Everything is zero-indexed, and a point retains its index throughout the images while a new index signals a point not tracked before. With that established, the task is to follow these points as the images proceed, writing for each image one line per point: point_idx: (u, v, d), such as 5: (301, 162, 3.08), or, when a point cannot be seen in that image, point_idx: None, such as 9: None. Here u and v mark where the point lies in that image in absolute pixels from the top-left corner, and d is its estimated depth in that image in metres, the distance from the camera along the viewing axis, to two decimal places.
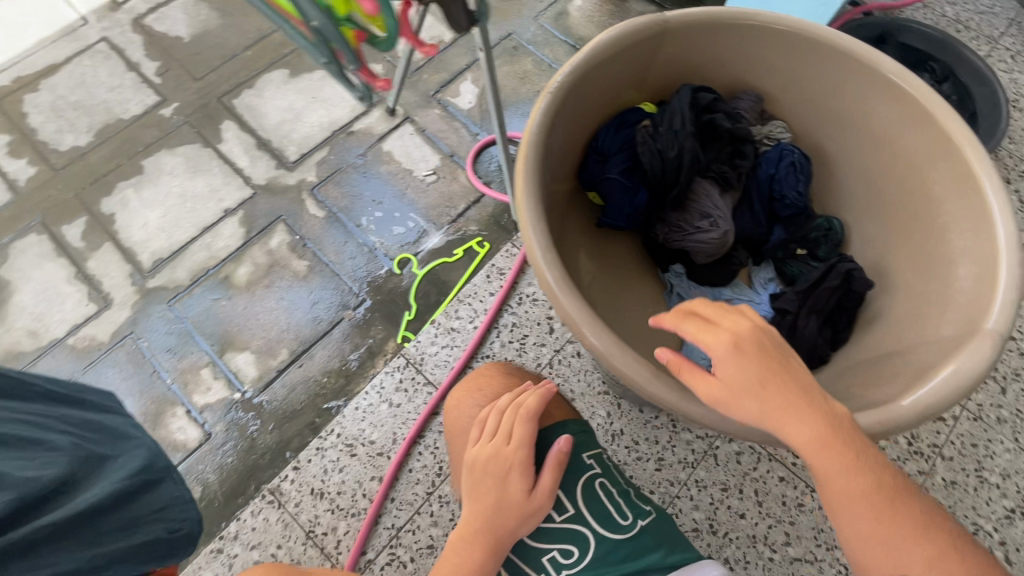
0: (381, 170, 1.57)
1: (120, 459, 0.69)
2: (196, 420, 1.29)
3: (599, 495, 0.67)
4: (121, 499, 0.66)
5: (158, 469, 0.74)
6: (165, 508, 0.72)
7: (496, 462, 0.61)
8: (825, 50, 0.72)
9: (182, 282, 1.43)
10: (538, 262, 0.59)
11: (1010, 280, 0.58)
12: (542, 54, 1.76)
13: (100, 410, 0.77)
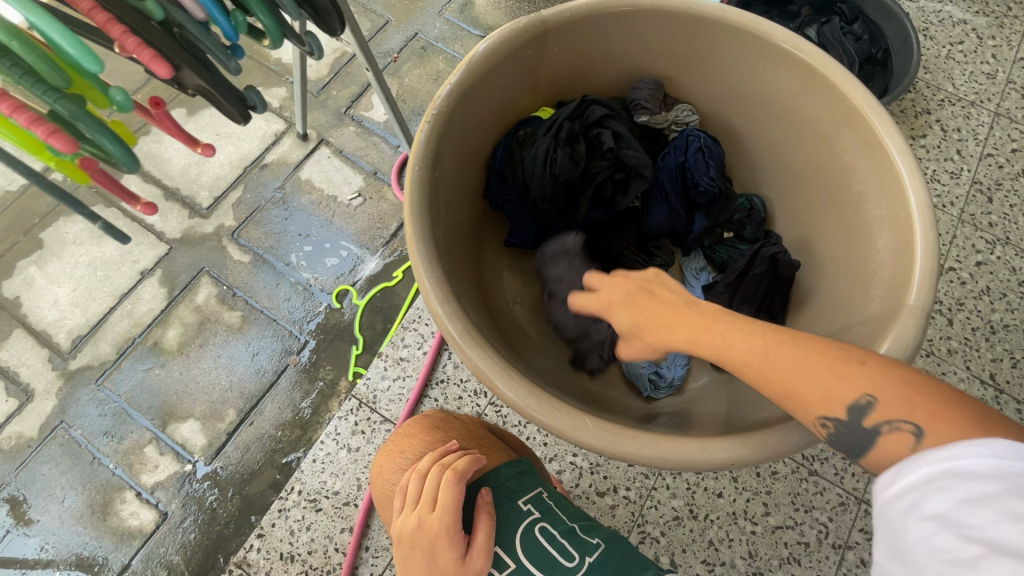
0: (303, 201, 1.48)
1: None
2: (148, 502, 1.22)
3: (540, 542, 0.66)
4: None
5: None
6: None
7: (424, 539, 0.62)
8: (712, 28, 0.69)
9: (107, 358, 1.33)
10: (439, 315, 0.55)
11: (928, 248, 0.56)
12: (453, 50, 1.68)
13: None
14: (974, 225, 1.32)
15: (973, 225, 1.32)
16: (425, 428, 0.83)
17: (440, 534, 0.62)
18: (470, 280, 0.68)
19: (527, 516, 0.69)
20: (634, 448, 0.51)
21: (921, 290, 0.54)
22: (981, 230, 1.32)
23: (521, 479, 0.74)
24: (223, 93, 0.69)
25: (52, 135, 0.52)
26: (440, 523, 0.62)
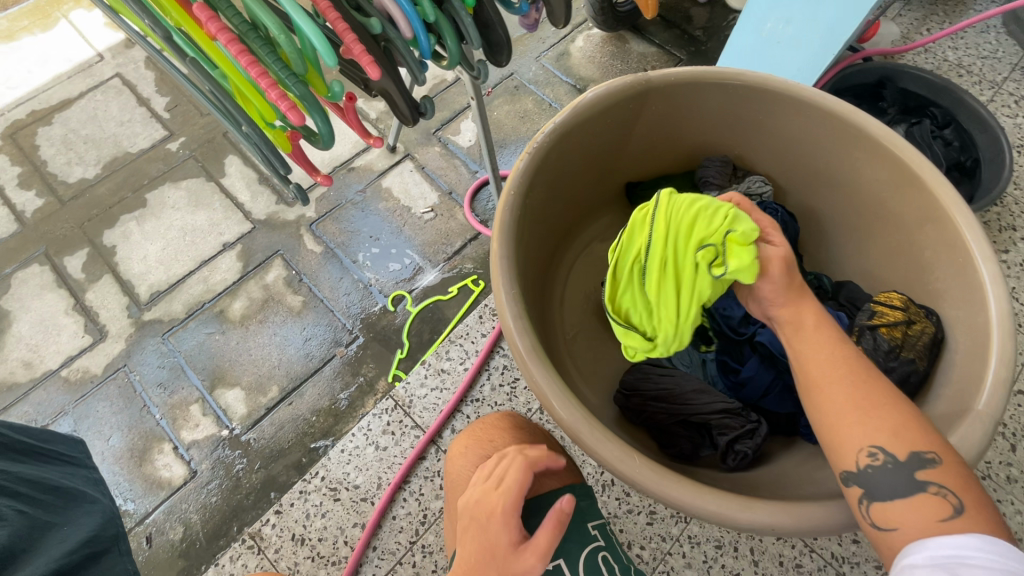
0: (379, 206, 1.58)
1: (68, 527, 0.72)
2: (182, 456, 1.29)
3: (600, 568, 0.68)
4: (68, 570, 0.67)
5: (106, 537, 0.76)
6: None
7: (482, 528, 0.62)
8: (808, 109, 0.72)
9: (177, 316, 1.44)
10: (508, 329, 0.58)
11: (1003, 356, 0.55)
12: (543, 93, 1.78)
13: (62, 462, 0.83)
14: None
15: None
16: (493, 425, 0.84)
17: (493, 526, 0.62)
18: (536, 305, 0.72)
19: (593, 540, 0.70)
20: (677, 490, 0.52)
21: (991, 399, 0.53)
22: None
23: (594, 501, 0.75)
24: (403, 102, 0.78)
25: (288, 113, 0.57)
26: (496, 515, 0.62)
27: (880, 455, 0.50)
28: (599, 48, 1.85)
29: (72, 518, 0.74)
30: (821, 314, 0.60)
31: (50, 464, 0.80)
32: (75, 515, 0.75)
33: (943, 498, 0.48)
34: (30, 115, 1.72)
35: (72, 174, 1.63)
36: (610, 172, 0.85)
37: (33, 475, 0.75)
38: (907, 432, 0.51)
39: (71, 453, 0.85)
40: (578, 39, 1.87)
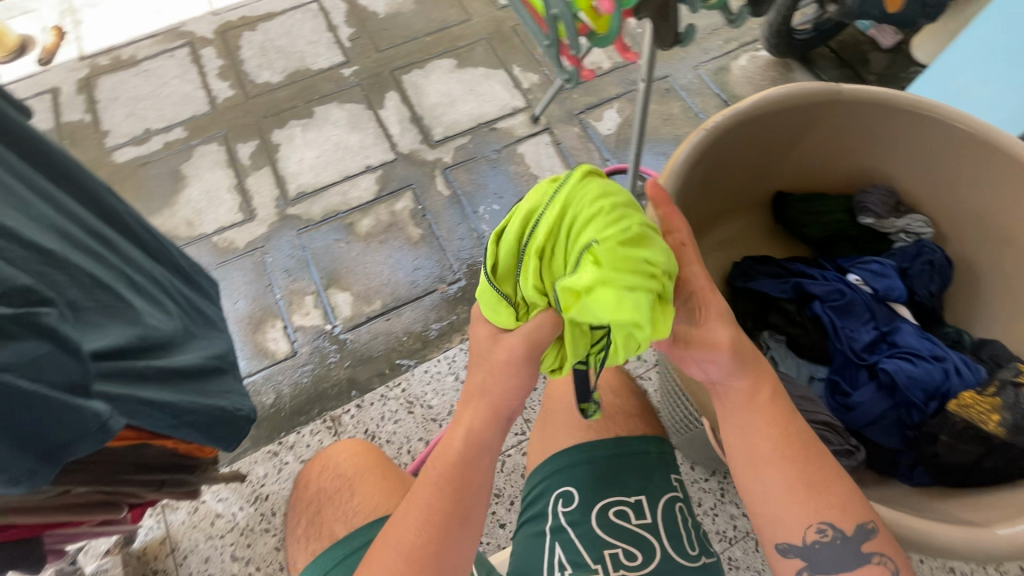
0: (510, 169, 1.67)
1: (204, 341, 0.86)
2: (289, 336, 1.45)
3: (676, 517, 0.72)
4: (198, 370, 0.79)
5: (227, 362, 0.89)
6: (228, 392, 0.85)
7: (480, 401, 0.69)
8: (1002, 159, 0.70)
9: (313, 217, 1.61)
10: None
11: None
12: (692, 101, 1.78)
13: (203, 295, 0.97)
14: None
15: None
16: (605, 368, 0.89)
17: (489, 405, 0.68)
18: None
19: (672, 490, 0.74)
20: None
21: None
22: None
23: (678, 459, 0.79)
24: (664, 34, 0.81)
25: None
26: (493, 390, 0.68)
27: (828, 532, 0.59)
28: (761, 72, 1.82)
29: (207, 336, 0.88)
30: (773, 392, 0.64)
31: (197, 291, 0.95)
32: (209, 335, 0.89)
33: (885, 566, 0.57)
34: (240, 18, 1.98)
35: (261, 76, 1.86)
36: (769, 178, 0.87)
37: (185, 296, 0.89)
38: (850, 506, 0.59)
39: (210, 291, 1.00)
40: (742, 58, 1.85)
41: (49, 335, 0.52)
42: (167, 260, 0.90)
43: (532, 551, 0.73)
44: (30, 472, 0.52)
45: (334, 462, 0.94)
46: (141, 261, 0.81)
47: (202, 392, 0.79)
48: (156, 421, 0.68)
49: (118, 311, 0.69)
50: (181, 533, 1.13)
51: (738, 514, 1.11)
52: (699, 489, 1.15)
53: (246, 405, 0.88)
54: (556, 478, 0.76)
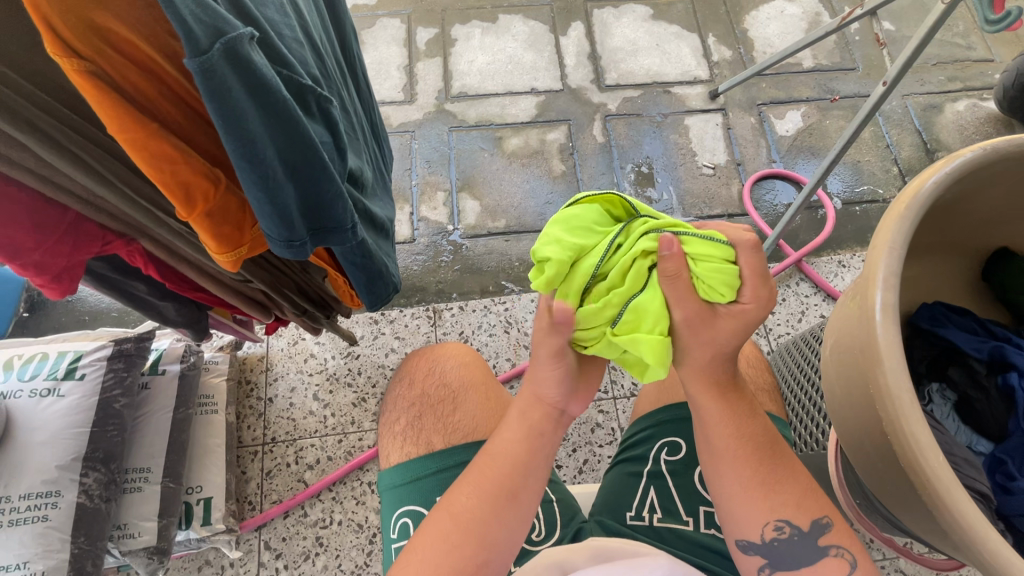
0: (670, 137, 1.59)
1: (383, 200, 0.85)
2: (412, 222, 1.48)
3: None
4: (377, 222, 0.76)
5: (391, 223, 0.86)
6: (388, 252, 0.82)
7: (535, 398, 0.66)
8: None
9: (467, 120, 1.61)
10: (879, 279, 0.58)
11: None
12: (888, 130, 1.61)
13: (383, 150, 0.93)
14: None
15: None
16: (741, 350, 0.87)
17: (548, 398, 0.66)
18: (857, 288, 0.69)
19: None
20: (958, 504, 0.51)
21: None
22: None
23: None
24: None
25: None
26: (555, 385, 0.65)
27: (785, 529, 0.59)
28: (978, 124, 1.62)
29: (383, 198, 0.87)
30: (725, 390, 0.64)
31: (384, 155, 0.93)
32: (384, 197, 0.87)
33: (842, 559, 0.57)
34: None
35: None
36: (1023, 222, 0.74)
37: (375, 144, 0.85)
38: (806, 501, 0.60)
39: (388, 148, 0.96)
40: (961, 102, 1.65)
41: (329, 126, 0.52)
42: (370, 105, 0.85)
43: (624, 487, 0.74)
44: (300, 242, 0.52)
45: (442, 365, 0.85)
46: (358, 96, 0.77)
47: (379, 243, 0.78)
48: (349, 252, 0.68)
49: (349, 138, 0.68)
50: (278, 358, 1.22)
51: None
52: None
53: (399, 273, 0.86)
54: (665, 427, 0.76)
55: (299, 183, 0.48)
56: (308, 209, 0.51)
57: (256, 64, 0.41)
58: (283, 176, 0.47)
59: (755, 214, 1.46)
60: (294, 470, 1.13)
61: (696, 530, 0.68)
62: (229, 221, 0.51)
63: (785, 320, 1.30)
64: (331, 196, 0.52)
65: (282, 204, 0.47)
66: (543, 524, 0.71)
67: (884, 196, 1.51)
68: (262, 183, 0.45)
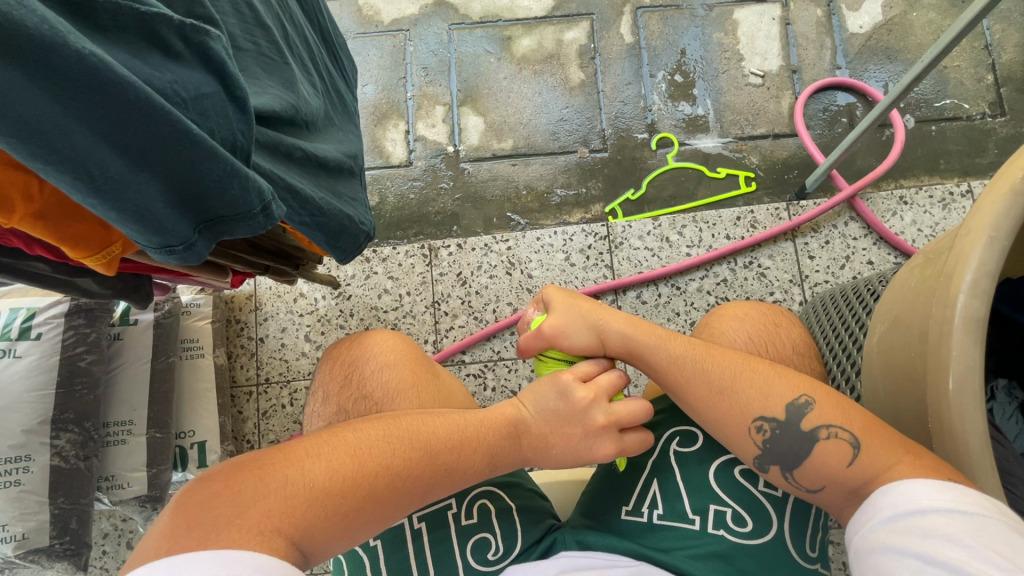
0: (713, 36, 1.32)
1: (341, 135, 0.72)
2: (407, 143, 1.32)
3: (805, 506, 0.63)
4: (330, 167, 0.65)
5: (357, 163, 0.74)
6: (355, 201, 0.71)
7: (497, 430, 0.62)
8: None
9: (471, 16, 1.36)
10: (972, 285, 0.43)
11: None
12: (990, 25, 1.30)
13: (346, 77, 0.81)
14: None
15: None
16: (772, 323, 0.75)
17: (512, 437, 0.62)
18: (917, 270, 0.55)
19: None
20: None
21: None
22: None
23: None
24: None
25: None
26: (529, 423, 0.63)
27: (763, 427, 0.58)
28: None
29: (344, 130, 0.75)
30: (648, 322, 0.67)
31: (341, 73, 0.78)
32: (346, 129, 0.74)
33: (838, 438, 0.55)
34: None
35: None
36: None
37: (326, 67, 0.73)
38: (772, 392, 0.59)
39: (350, 71, 0.83)
40: None
41: (212, 68, 0.43)
42: (316, 21, 0.73)
43: (626, 475, 0.69)
44: (187, 243, 0.46)
45: (370, 362, 0.72)
46: (295, 13, 0.66)
47: (341, 196, 0.67)
48: (292, 214, 0.57)
49: (266, 66, 0.56)
50: (266, 297, 1.15)
51: None
52: None
53: (371, 223, 0.74)
54: (678, 415, 0.68)
55: (158, 171, 0.41)
56: (181, 200, 0.43)
57: (1, 8, 0.32)
58: (125, 169, 0.40)
59: (806, 136, 1.23)
60: (290, 412, 1.10)
61: (703, 530, 0.63)
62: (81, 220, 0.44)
63: (826, 267, 1.14)
64: (218, 177, 0.43)
65: (135, 203, 0.41)
66: (502, 540, 0.65)
67: (969, 112, 1.25)
68: (84, 184, 0.39)
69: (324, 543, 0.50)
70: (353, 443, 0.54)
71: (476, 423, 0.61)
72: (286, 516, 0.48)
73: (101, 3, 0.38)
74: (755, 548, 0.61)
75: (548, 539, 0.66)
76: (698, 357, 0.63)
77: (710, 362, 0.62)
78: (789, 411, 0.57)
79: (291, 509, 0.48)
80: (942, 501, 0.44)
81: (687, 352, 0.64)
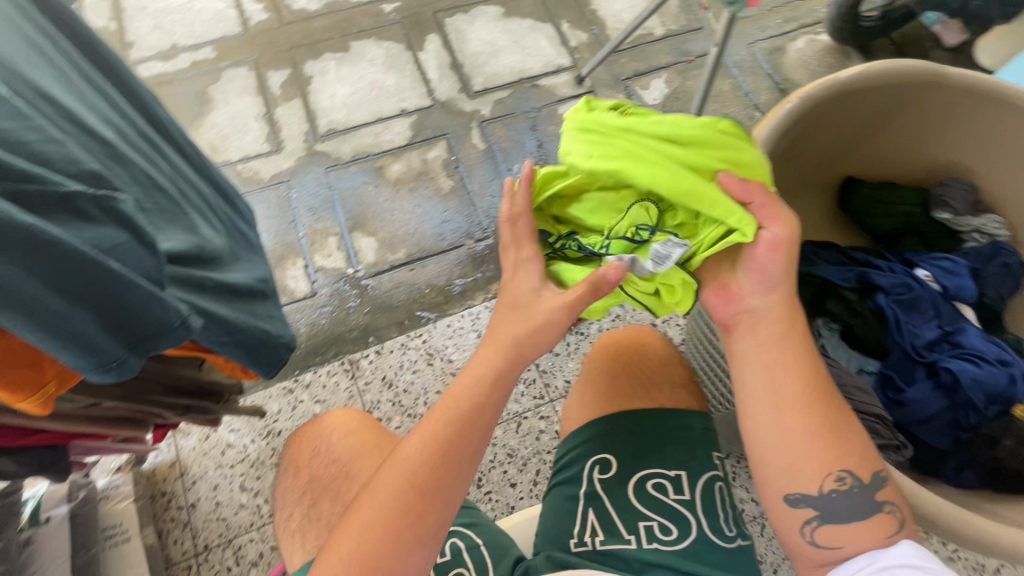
0: (548, 129, 1.61)
1: (249, 264, 0.79)
2: (309, 276, 1.41)
3: (715, 496, 0.70)
4: (242, 291, 0.72)
5: (268, 286, 0.81)
6: (269, 316, 0.77)
7: (469, 390, 0.68)
8: None
9: (343, 157, 1.55)
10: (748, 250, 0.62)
11: None
12: (743, 79, 1.70)
13: (244, 219, 0.91)
14: None
15: None
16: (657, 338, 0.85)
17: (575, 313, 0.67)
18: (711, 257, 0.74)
19: (712, 470, 0.72)
20: None
21: None
22: None
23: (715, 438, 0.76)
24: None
25: None
26: (490, 372, 0.68)
27: (847, 479, 0.64)
28: (818, 56, 1.74)
29: (251, 261, 0.82)
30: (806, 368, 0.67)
31: (240, 216, 0.88)
32: (252, 259, 0.82)
33: (847, 480, 0.64)
34: None
35: (297, 2, 1.76)
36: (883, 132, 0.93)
37: (224, 213, 0.82)
38: (842, 454, 0.64)
39: (247, 215, 0.93)
40: (799, 40, 1.77)
41: (122, 221, 0.51)
42: (209, 178, 0.83)
43: (564, 513, 0.73)
44: (119, 362, 0.50)
45: (327, 439, 0.83)
46: (187, 172, 0.76)
47: (257, 316, 0.74)
48: (212, 334, 0.63)
49: (167, 217, 0.64)
50: (191, 459, 1.12)
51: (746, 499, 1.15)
52: None
53: (290, 334, 0.81)
54: (598, 444, 0.74)
55: (89, 303, 0.47)
56: (112, 324, 0.49)
57: None
58: (63, 306, 0.46)
59: None
60: (238, 572, 1.04)
61: (639, 547, 0.68)
62: (19, 366, 0.48)
63: None
64: (142, 299, 0.50)
65: (73, 333, 0.46)
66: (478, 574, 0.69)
67: None
68: (31, 321, 0.44)
69: (409, 561, 0.61)
70: (374, 486, 0.65)
71: (447, 401, 0.68)
72: (361, 568, 0.60)
73: (32, 189, 0.46)
74: (685, 553, 0.67)
75: (519, 565, 0.69)
76: (830, 421, 0.65)
77: (823, 426, 0.65)
78: (865, 477, 0.64)
79: (362, 562, 0.60)
80: (909, 554, 0.59)
81: (814, 407, 0.65)
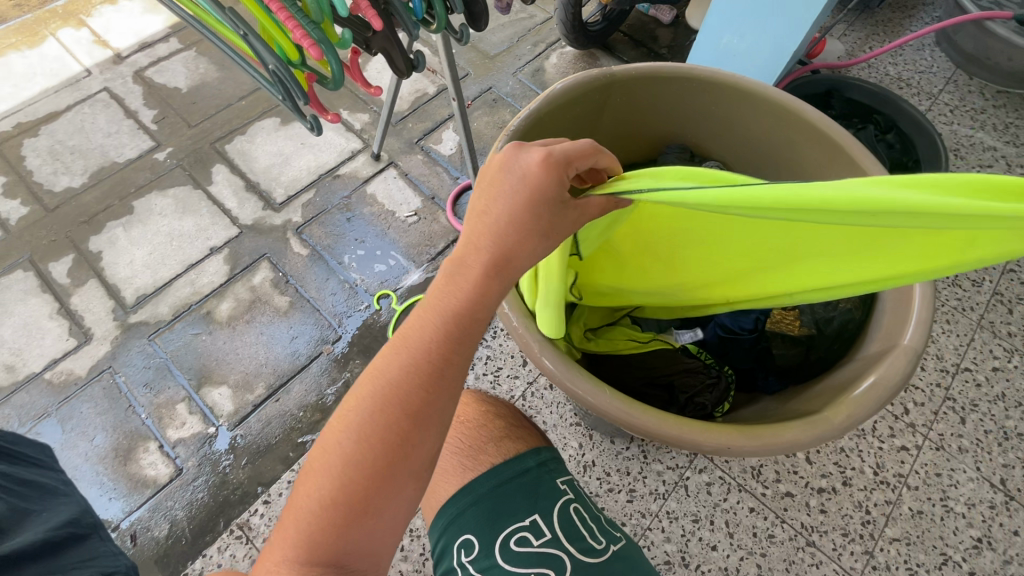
0: (365, 211, 1.63)
1: (45, 514, 0.75)
2: (167, 455, 1.29)
3: (573, 519, 0.73)
4: (48, 548, 0.69)
5: (85, 525, 0.79)
6: (94, 557, 0.74)
7: (383, 401, 0.54)
8: (736, 89, 0.90)
9: (163, 317, 1.45)
10: (505, 313, 0.70)
11: (918, 315, 0.68)
12: (519, 105, 1.88)
13: (37, 464, 0.85)
14: (992, 331, 1.37)
15: (992, 332, 1.37)
16: (475, 401, 0.87)
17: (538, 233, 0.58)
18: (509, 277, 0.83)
19: (563, 494, 0.75)
20: (679, 434, 0.62)
21: (913, 335, 0.67)
22: (999, 337, 1.36)
23: (562, 462, 0.80)
24: (400, 55, 0.85)
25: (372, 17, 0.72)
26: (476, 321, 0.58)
27: None
28: (572, 65, 1.96)
29: (50, 507, 0.78)
30: None
31: (43, 467, 0.85)
32: (51, 506, 0.78)
33: None
34: (15, 127, 1.75)
35: (58, 183, 1.65)
36: (600, 133, 1.00)
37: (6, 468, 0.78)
38: None
39: (41, 456, 0.87)
40: (553, 56, 1.98)
41: None
42: None
43: None
44: None
45: None
46: None
47: (62, 569, 0.68)
48: None
49: None
50: None
51: (663, 469, 1.20)
52: (624, 459, 1.21)
53: (129, 560, 0.79)
54: (461, 523, 0.72)
55: None
56: None
57: None
58: None
59: None
60: None
61: None
62: None
63: None
64: None
65: None
66: None
67: None
68: None
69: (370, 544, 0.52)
70: (274, 547, 0.52)
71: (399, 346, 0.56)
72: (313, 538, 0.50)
73: None
74: None
75: None
76: None
77: None
78: None
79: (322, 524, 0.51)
80: None
81: None
